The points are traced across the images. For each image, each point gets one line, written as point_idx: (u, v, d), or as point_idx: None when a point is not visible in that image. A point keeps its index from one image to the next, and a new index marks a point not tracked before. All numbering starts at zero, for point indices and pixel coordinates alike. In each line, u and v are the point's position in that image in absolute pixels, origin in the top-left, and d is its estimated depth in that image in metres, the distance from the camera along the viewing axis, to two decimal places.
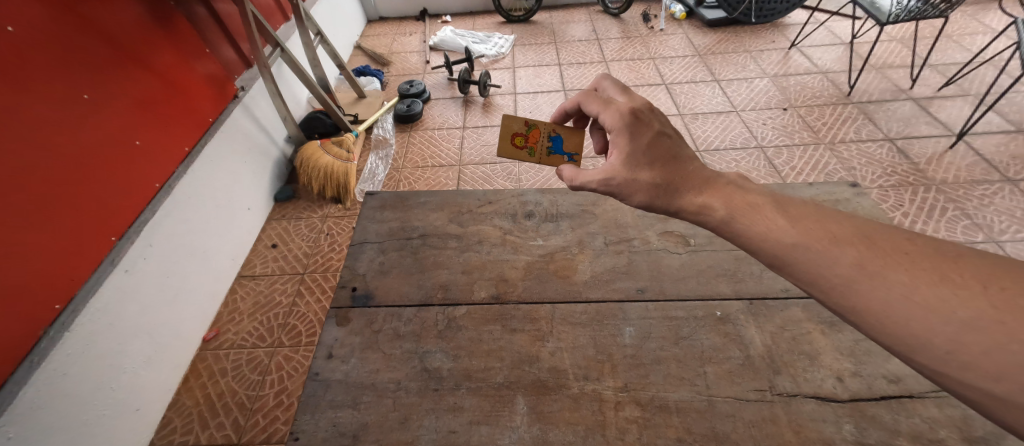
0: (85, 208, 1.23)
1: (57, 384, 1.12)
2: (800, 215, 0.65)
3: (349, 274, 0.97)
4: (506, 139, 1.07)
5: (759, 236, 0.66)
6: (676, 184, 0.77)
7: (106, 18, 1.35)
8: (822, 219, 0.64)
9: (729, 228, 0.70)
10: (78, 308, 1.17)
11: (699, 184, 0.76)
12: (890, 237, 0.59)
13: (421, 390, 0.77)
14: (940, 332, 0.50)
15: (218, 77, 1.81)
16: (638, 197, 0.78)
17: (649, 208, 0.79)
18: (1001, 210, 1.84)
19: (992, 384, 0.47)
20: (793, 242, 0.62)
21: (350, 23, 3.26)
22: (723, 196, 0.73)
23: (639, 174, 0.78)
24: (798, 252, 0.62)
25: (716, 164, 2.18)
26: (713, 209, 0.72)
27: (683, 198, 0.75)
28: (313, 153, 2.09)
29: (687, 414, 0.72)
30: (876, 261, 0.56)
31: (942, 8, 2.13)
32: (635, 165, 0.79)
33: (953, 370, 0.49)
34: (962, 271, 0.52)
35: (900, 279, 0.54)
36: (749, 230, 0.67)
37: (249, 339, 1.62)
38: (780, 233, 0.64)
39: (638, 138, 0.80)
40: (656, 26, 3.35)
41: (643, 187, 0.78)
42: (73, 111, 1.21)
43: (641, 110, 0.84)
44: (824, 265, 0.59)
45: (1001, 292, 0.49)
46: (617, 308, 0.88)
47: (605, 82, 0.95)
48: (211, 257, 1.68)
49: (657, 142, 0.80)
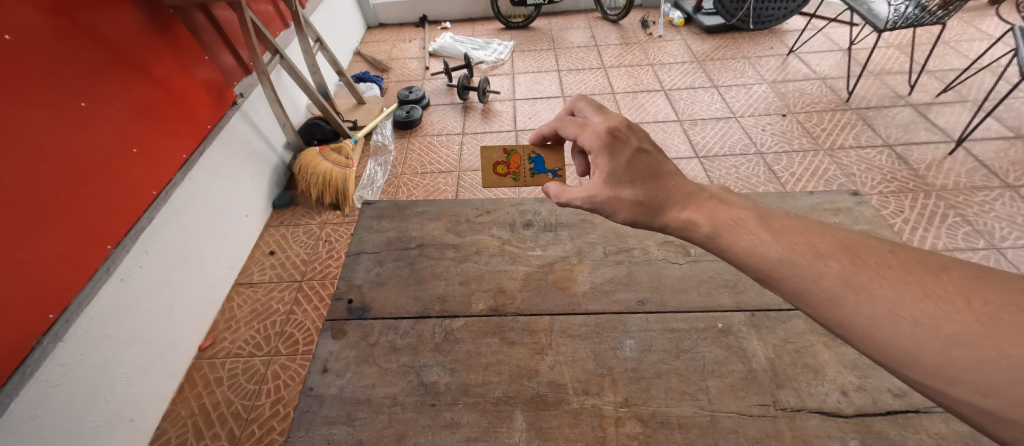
0: (79, 216, 1.21)
1: (50, 396, 1.10)
2: (784, 228, 0.64)
3: (345, 286, 0.96)
4: (488, 171, 1.06)
5: (744, 250, 0.64)
6: (658, 200, 0.75)
7: (106, 25, 1.35)
8: (805, 233, 0.62)
9: (715, 243, 0.68)
10: (71, 317, 1.15)
11: (687, 198, 0.74)
12: (873, 250, 0.57)
13: (417, 406, 0.75)
14: (927, 346, 0.49)
15: (217, 83, 1.80)
16: (622, 213, 0.77)
17: (635, 224, 0.78)
18: (1001, 217, 1.84)
19: (982, 399, 0.45)
20: (778, 256, 0.61)
21: (350, 30, 3.27)
22: (707, 211, 0.71)
23: (621, 191, 0.77)
24: (784, 266, 0.60)
25: (715, 171, 2.17)
26: (698, 225, 0.70)
27: (665, 215, 0.74)
28: (312, 160, 2.08)
29: (689, 431, 0.71)
30: (860, 276, 0.55)
31: (939, 15, 2.14)
32: (617, 183, 0.78)
33: (943, 384, 0.48)
34: (946, 285, 0.51)
35: (885, 294, 0.52)
36: (733, 246, 0.66)
37: (245, 348, 1.60)
38: (765, 247, 0.63)
39: (617, 157, 0.79)
40: (655, 32, 3.35)
41: (627, 205, 0.77)
42: (72, 118, 1.21)
43: (619, 128, 0.83)
44: (809, 278, 0.58)
45: (985, 307, 0.48)
46: (617, 320, 0.86)
47: (581, 103, 0.94)
48: (209, 265, 1.66)
49: (637, 158, 0.79)
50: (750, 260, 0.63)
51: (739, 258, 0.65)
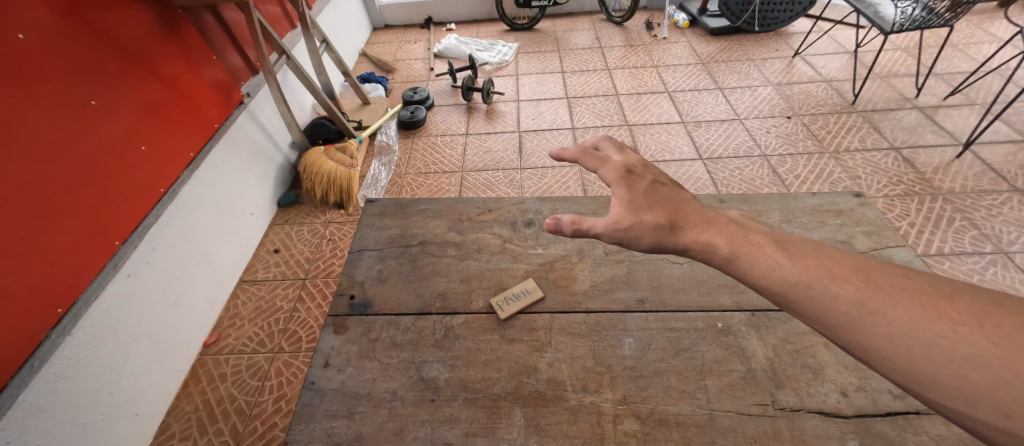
0: (87, 212, 1.23)
1: (57, 389, 1.12)
2: (799, 252, 0.63)
3: (347, 282, 0.97)
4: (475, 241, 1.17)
5: (762, 273, 0.62)
6: (679, 223, 0.74)
7: (117, 25, 1.38)
8: (818, 257, 0.62)
9: (732, 266, 0.66)
10: (80, 312, 1.17)
11: (704, 221, 0.72)
12: (886, 274, 0.58)
13: (416, 401, 0.76)
14: (944, 367, 0.48)
15: (225, 83, 1.83)
16: (646, 239, 0.73)
17: (659, 250, 0.73)
18: (1010, 221, 1.82)
19: (1003, 421, 0.45)
20: (795, 279, 0.60)
21: (356, 31, 3.29)
22: (727, 234, 0.69)
23: (642, 216, 0.75)
24: (799, 289, 0.59)
25: (719, 172, 2.17)
26: (717, 247, 0.68)
27: (683, 236, 0.71)
28: (316, 160, 2.09)
29: (687, 429, 0.71)
30: (876, 299, 0.55)
31: (946, 18, 2.12)
32: (637, 208, 0.76)
33: (963, 406, 0.47)
34: (959, 307, 0.51)
35: (899, 317, 0.53)
36: (751, 269, 0.64)
37: (249, 345, 1.61)
38: (781, 269, 0.61)
39: (635, 188, 0.80)
40: (659, 34, 3.35)
41: (649, 229, 0.73)
42: (82, 117, 1.23)
43: (635, 166, 0.86)
44: (824, 301, 0.57)
45: (997, 329, 0.48)
46: (617, 318, 0.87)
47: (604, 142, 0.97)
48: (214, 263, 1.68)
49: (654, 189, 0.80)
50: (759, 278, 0.63)
51: (749, 277, 0.64)
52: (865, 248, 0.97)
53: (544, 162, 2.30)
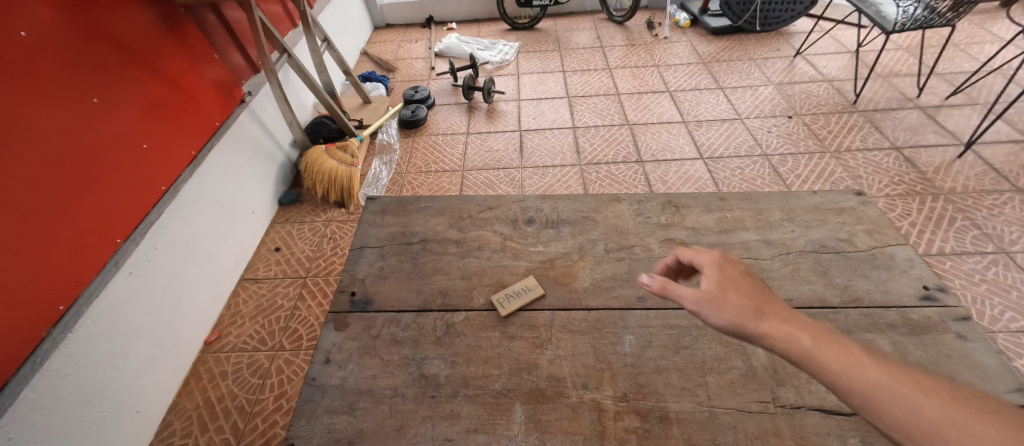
0: (90, 208, 1.24)
1: (59, 385, 1.12)
2: (885, 358, 0.57)
3: (348, 279, 0.97)
4: None
5: (839, 372, 0.57)
6: (764, 307, 0.65)
7: (118, 24, 1.37)
8: (909, 368, 0.55)
9: (807, 361, 0.59)
10: (81, 309, 1.17)
11: (791, 312, 0.65)
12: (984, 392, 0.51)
13: (417, 398, 0.76)
14: None
15: (226, 82, 1.83)
16: (723, 318, 0.65)
17: (733, 333, 0.65)
18: (1012, 221, 1.81)
19: None
20: (873, 382, 0.54)
21: (357, 30, 3.30)
22: (808, 327, 0.62)
23: (728, 293, 0.67)
24: (882, 394, 0.53)
25: (721, 172, 2.16)
26: (799, 338, 0.60)
27: (765, 322, 0.63)
28: (317, 158, 2.10)
29: (688, 426, 0.71)
30: (962, 411, 0.49)
31: (948, 18, 2.12)
32: (721, 287, 0.68)
33: None
34: None
35: (987, 431, 0.46)
36: (827, 365, 0.58)
37: (250, 342, 1.61)
38: (862, 368, 0.56)
39: (726, 268, 0.72)
40: (661, 34, 3.35)
41: (732, 308, 0.66)
42: (83, 114, 1.23)
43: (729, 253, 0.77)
44: (903, 409, 0.51)
45: None
46: (618, 316, 0.87)
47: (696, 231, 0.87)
48: (215, 260, 1.68)
49: (746, 276, 0.71)
50: (836, 378, 0.57)
51: (826, 373, 0.57)
52: (866, 246, 0.97)
53: (544, 162, 2.30)
